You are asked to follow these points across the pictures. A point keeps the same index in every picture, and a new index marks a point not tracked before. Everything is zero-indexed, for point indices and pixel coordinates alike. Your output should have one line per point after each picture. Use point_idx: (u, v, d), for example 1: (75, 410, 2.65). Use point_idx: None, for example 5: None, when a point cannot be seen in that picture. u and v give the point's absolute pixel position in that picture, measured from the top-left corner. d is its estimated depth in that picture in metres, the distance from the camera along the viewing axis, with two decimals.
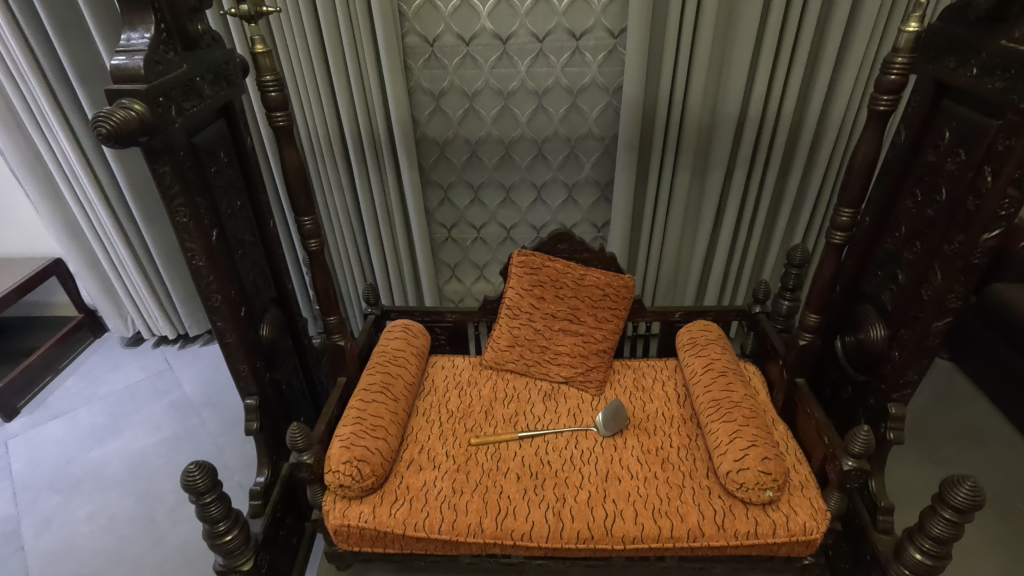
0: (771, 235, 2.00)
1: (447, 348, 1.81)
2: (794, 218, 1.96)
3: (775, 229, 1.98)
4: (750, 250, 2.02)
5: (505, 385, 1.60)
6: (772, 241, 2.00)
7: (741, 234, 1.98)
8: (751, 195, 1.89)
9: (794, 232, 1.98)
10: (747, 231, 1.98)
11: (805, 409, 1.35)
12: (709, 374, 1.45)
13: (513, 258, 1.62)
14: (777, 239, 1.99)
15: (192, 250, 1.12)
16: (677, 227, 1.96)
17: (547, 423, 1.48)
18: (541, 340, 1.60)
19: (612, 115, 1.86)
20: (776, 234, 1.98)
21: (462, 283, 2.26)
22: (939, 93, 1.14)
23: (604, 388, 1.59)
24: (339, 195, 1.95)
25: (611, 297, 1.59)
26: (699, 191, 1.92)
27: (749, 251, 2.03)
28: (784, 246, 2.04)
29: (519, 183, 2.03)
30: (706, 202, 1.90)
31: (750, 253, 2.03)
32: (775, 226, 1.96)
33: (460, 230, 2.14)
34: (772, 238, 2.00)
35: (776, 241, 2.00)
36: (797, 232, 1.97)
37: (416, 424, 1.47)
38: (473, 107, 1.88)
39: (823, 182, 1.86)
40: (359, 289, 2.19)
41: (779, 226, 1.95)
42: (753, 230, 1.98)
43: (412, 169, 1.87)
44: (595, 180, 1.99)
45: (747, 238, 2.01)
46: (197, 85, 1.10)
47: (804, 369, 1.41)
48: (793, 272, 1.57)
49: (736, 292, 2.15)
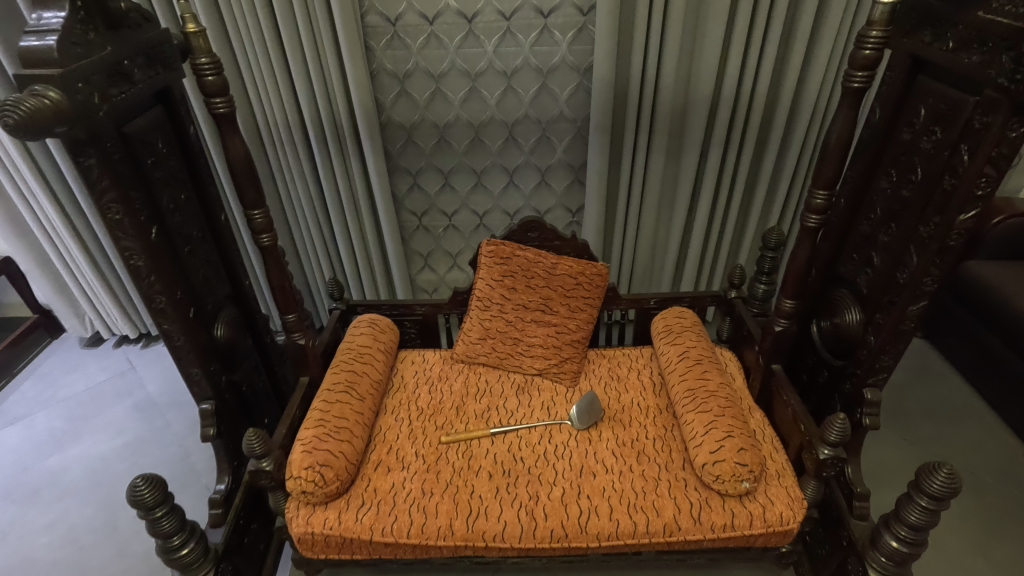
0: (746, 220, 1.97)
1: (418, 341, 1.74)
2: (769, 202, 1.94)
3: (750, 213, 1.95)
4: (727, 235, 1.99)
5: (477, 379, 1.55)
6: (747, 227, 1.97)
7: (717, 219, 1.95)
8: (727, 175, 1.85)
9: (769, 216, 1.96)
10: (723, 215, 1.95)
11: (782, 396, 1.33)
12: (684, 363, 1.42)
13: (482, 248, 1.56)
14: (752, 224, 1.96)
15: (130, 248, 1.04)
16: (652, 211, 1.91)
17: (521, 418, 1.43)
18: (513, 332, 1.55)
19: (584, 97, 1.80)
20: (751, 218, 1.95)
21: (435, 272, 2.19)
22: (914, 68, 1.09)
23: (579, 379, 1.55)
24: (302, 186, 1.87)
25: (585, 286, 1.54)
26: (674, 172, 1.88)
27: (724, 236, 2.00)
28: (760, 230, 2.01)
29: (491, 168, 1.96)
30: (681, 185, 1.87)
31: (726, 238, 2.00)
32: (751, 209, 1.93)
33: (431, 218, 2.07)
34: (747, 223, 1.97)
35: (751, 225, 1.97)
36: (773, 216, 1.95)
37: (384, 423, 1.42)
38: (439, 89, 1.80)
39: (798, 166, 1.83)
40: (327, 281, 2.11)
41: (755, 210, 1.92)
42: (729, 215, 1.95)
43: (377, 157, 1.80)
44: (568, 163, 1.93)
45: (723, 222, 1.97)
46: (125, 69, 1.01)
47: (780, 355, 1.38)
48: (768, 255, 1.56)
49: (713, 278, 2.12)
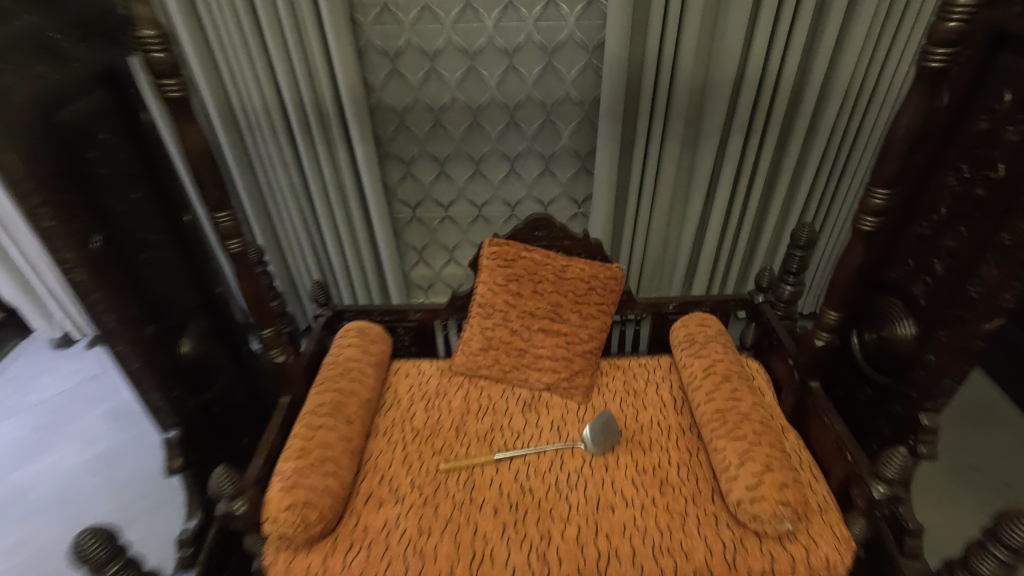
0: (766, 216, 1.81)
1: (413, 349, 1.59)
2: (791, 197, 1.78)
3: (771, 209, 1.79)
4: (745, 232, 1.83)
5: (478, 394, 1.40)
6: (767, 224, 1.81)
7: (735, 214, 1.79)
8: (747, 165, 1.68)
9: (791, 211, 1.80)
10: (742, 210, 1.79)
11: (821, 419, 1.18)
12: (711, 379, 1.27)
13: (483, 248, 1.41)
14: (773, 220, 1.80)
15: (67, 260, 0.86)
16: (665, 205, 1.75)
17: (529, 440, 1.28)
18: (518, 342, 1.40)
19: (593, 78, 1.63)
20: (772, 215, 1.79)
21: (430, 267, 2.02)
22: (995, 45, 0.92)
23: (592, 395, 1.40)
24: (284, 177, 1.69)
25: (598, 290, 1.39)
26: (690, 161, 1.71)
27: (742, 234, 1.84)
28: (780, 228, 1.86)
29: (490, 155, 1.78)
30: (698, 176, 1.70)
31: (744, 236, 1.84)
32: (772, 204, 1.77)
33: (426, 210, 1.89)
34: (766, 220, 1.81)
35: (771, 222, 1.81)
36: (795, 211, 1.79)
37: (375, 448, 1.27)
38: (434, 69, 1.62)
39: (824, 156, 1.68)
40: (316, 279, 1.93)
41: (776, 205, 1.77)
42: (748, 210, 1.79)
43: (367, 145, 1.62)
44: (574, 151, 1.76)
45: (741, 219, 1.81)
46: (55, 44, 0.86)
47: (819, 371, 1.23)
48: (796, 254, 1.41)
49: (728, 278, 1.96)
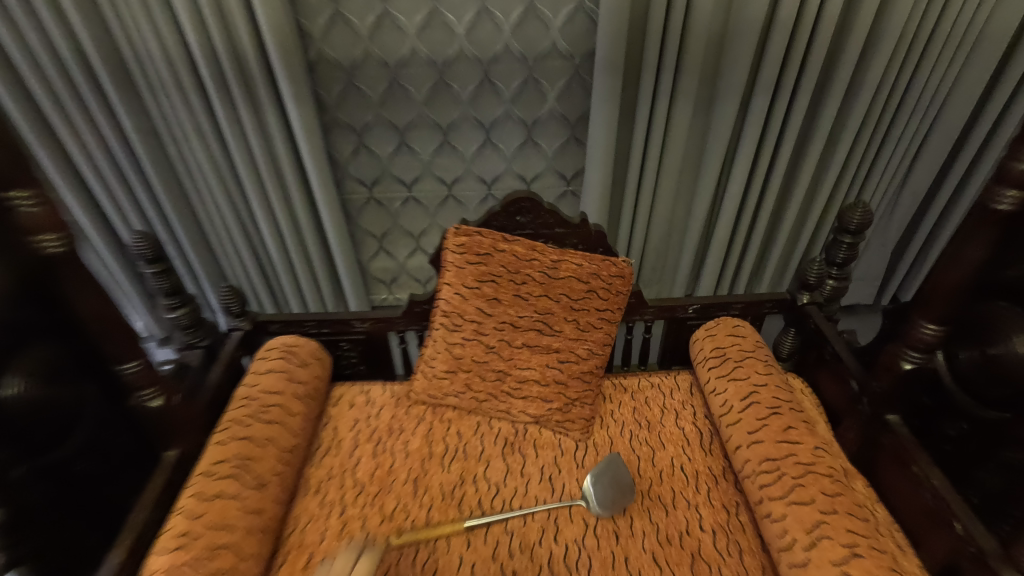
0: (787, 202, 1.44)
1: (362, 368, 1.25)
2: (817, 178, 1.41)
3: (794, 194, 1.42)
4: (762, 222, 1.47)
5: (445, 431, 1.07)
6: (787, 213, 1.45)
7: (751, 199, 1.42)
8: (774, 131, 1.32)
9: (816, 197, 1.43)
10: (759, 194, 1.42)
11: (905, 467, 0.88)
12: (754, 412, 0.95)
13: (448, 239, 1.06)
14: (795, 208, 1.44)
15: None
16: (672, 180, 1.38)
17: (511, 497, 0.96)
18: (496, 363, 1.06)
19: (586, 24, 1.28)
20: (794, 201, 1.43)
21: (393, 258, 1.61)
22: None
23: (593, 428, 1.08)
24: (201, 148, 1.26)
25: (599, 293, 1.06)
26: (705, 126, 1.35)
27: (757, 224, 1.47)
28: (802, 217, 1.49)
29: (461, 123, 1.41)
30: (714, 144, 1.34)
31: (760, 226, 1.48)
32: (795, 187, 1.41)
33: (385, 188, 1.49)
34: (787, 208, 1.45)
35: (793, 210, 1.44)
36: (820, 198, 1.43)
37: (302, 515, 0.93)
38: (387, 12, 1.25)
39: (864, 125, 1.31)
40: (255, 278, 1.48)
41: (801, 187, 1.40)
42: (765, 193, 1.42)
43: (303, 104, 1.22)
44: (562, 116, 1.40)
45: (758, 205, 1.45)
46: None
47: (901, 404, 0.91)
48: (846, 241, 1.10)
49: (739, 278, 1.59)
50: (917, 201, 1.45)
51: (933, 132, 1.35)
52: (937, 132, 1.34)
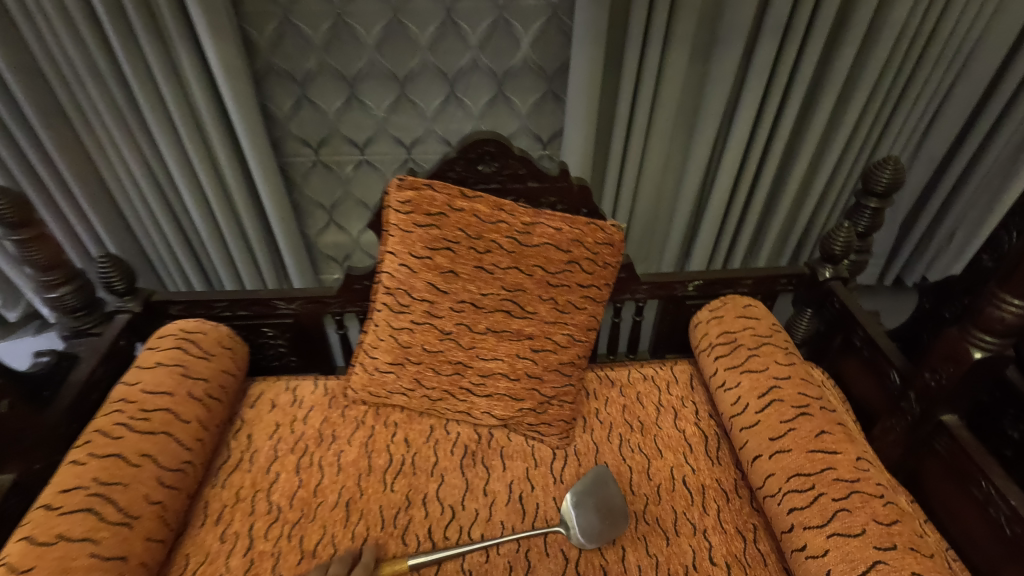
0: (788, 173, 1.16)
1: (293, 359, 1.02)
2: (822, 144, 1.13)
3: (796, 160, 1.13)
4: (759, 200, 1.19)
5: (389, 439, 0.85)
6: (787, 185, 1.16)
7: (748, 172, 1.14)
8: (786, 65, 1.00)
9: (819, 169, 1.15)
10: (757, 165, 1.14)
11: (972, 485, 0.69)
12: (776, 411, 0.75)
13: (390, 196, 0.83)
14: (796, 183, 1.16)
15: None
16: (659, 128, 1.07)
17: (471, 524, 0.75)
18: (454, 354, 0.85)
19: None
20: (795, 174, 1.15)
21: (344, 232, 1.24)
22: None
23: (574, 433, 0.87)
24: (94, 87, 0.90)
25: (583, 266, 0.85)
26: (702, 56, 1.03)
27: (752, 202, 1.20)
28: (801, 193, 1.22)
29: (419, 72, 1.06)
30: (714, 81, 1.02)
31: (757, 204, 1.20)
32: (796, 156, 1.12)
33: (334, 151, 1.13)
34: (787, 179, 1.16)
35: (795, 181, 1.16)
36: (825, 169, 1.15)
37: (195, 552, 0.71)
38: None
39: (894, 64, 1.01)
40: (181, 258, 1.14)
41: (805, 156, 1.12)
42: (765, 165, 1.14)
43: (222, 40, 0.88)
44: (537, 69, 1.07)
45: (761, 165, 1.15)
46: None
47: (964, 402, 0.72)
48: (869, 208, 0.92)
49: (735, 253, 1.30)
50: (933, 167, 1.17)
51: (957, 84, 1.07)
52: (962, 84, 1.06)
